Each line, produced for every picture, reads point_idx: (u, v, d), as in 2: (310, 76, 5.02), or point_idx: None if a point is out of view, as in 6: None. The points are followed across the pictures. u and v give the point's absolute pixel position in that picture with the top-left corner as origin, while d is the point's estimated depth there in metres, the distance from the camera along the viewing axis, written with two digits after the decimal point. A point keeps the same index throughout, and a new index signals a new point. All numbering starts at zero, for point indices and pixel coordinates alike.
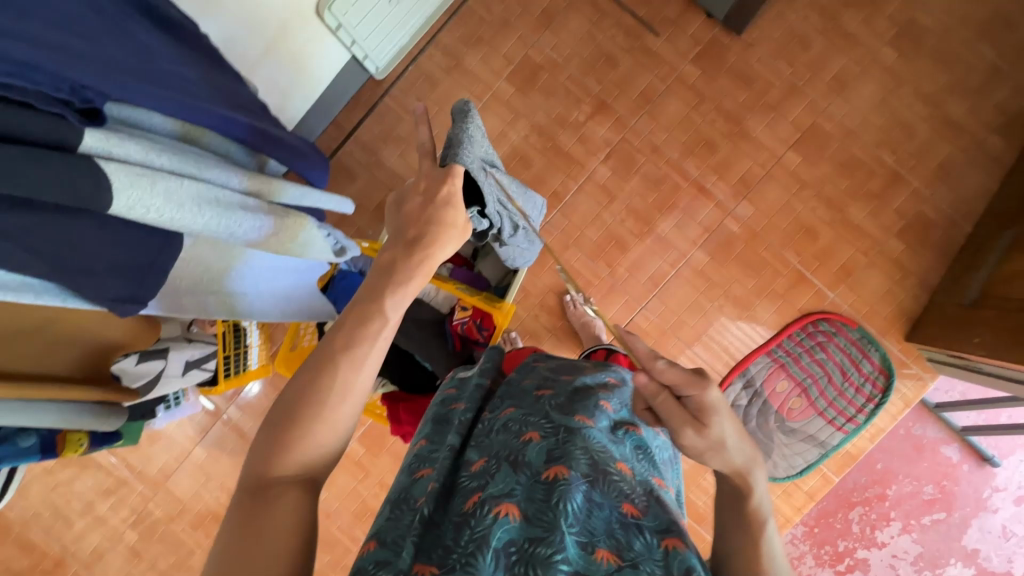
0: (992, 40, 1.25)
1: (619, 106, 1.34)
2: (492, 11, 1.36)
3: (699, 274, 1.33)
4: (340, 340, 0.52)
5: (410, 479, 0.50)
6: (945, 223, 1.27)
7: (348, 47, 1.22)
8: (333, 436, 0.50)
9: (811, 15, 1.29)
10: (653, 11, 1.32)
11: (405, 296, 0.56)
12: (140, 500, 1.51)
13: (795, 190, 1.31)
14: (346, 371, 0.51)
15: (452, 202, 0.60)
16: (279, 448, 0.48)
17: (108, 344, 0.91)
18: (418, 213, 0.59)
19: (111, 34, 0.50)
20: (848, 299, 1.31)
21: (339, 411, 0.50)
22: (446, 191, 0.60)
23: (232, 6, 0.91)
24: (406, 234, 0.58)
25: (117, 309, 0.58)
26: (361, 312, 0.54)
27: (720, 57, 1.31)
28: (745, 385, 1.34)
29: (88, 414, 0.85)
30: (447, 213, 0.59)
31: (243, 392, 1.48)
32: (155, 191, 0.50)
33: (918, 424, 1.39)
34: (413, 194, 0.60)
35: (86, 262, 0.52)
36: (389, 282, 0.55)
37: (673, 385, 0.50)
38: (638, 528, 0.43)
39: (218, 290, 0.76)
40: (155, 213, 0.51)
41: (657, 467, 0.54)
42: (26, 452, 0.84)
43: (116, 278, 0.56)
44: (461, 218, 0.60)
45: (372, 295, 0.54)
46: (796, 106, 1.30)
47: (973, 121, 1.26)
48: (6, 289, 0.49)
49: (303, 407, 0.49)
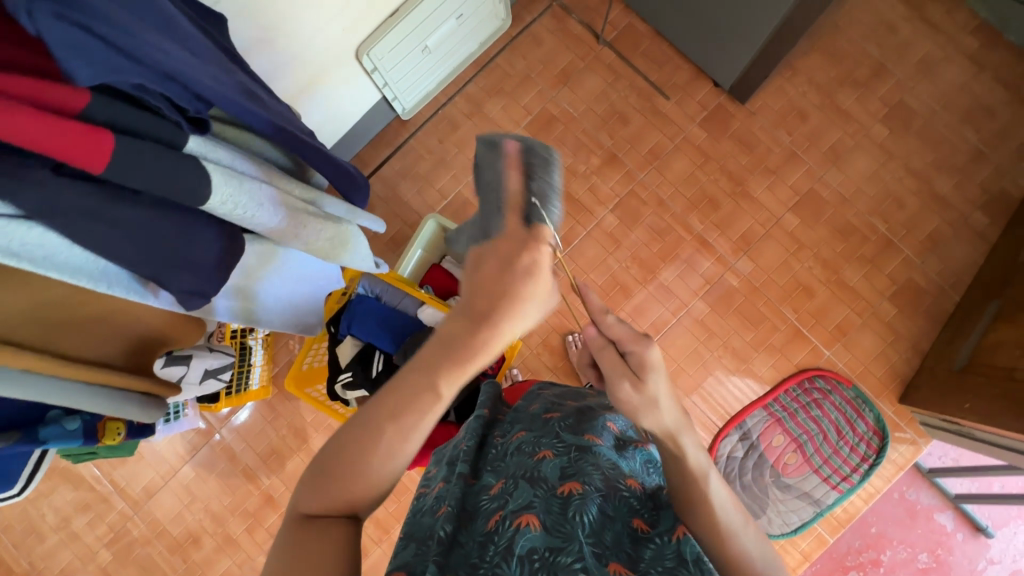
0: (975, 126, 1.35)
1: (629, 160, 1.42)
2: (516, 65, 1.46)
3: (699, 324, 1.37)
4: (390, 404, 0.51)
5: (427, 512, 0.51)
6: (934, 291, 1.33)
7: (380, 88, 1.30)
8: (376, 481, 0.52)
9: (810, 91, 1.40)
10: (664, 76, 1.43)
11: (465, 374, 0.52)
12: (119, 518, 1.46)
13: (793, 249, 1.37)
14: (392, 439, 0.51)
15: (535, 272, 0.53)
16: (326, 496, 0.50)
17: (161, 339, 0.89)
18: (495, 279, 0.53)
19: (210, 53, 0.60)
20: (843, 358, 1.34)
21: (382, 463, 0.51)
22: (528, 260, 0.53)
23: (282, 42, 0.99)
24: (472, 305, 0.52)
25: (185, 301, 0.65)
26: (416, 388, 0.51)
27: (725, 122, 1.41)
28: (741, 437, 1.35)
29: (131, 405, 0.80)
30: (525, 284, 0.52)
31: (235, 416, 1.47)
32: (240, 193, 0.60)
33: (912, 488, 1.39)
34: (493, 249, 0.54)
35: (165, 256, 0.59)
36: (447, 357, 0.52)
37: (616, 334, 0.53)
38: (648, 540, 0.46)
39: (242, 297, 0.83)
40: (240, 209, 0.61)
41: (666, 480, 0.56)
42: (70, 435, 0.83)
43: (190, 274, 0.62)
44: (543, 290, 0.54)
45: (431, 371, 0.51)
46: (794, 171, 1.39)
47: (959, 198, 1.35)
48: (85, 276, 0.56)
49: (346, 454, 0.51)
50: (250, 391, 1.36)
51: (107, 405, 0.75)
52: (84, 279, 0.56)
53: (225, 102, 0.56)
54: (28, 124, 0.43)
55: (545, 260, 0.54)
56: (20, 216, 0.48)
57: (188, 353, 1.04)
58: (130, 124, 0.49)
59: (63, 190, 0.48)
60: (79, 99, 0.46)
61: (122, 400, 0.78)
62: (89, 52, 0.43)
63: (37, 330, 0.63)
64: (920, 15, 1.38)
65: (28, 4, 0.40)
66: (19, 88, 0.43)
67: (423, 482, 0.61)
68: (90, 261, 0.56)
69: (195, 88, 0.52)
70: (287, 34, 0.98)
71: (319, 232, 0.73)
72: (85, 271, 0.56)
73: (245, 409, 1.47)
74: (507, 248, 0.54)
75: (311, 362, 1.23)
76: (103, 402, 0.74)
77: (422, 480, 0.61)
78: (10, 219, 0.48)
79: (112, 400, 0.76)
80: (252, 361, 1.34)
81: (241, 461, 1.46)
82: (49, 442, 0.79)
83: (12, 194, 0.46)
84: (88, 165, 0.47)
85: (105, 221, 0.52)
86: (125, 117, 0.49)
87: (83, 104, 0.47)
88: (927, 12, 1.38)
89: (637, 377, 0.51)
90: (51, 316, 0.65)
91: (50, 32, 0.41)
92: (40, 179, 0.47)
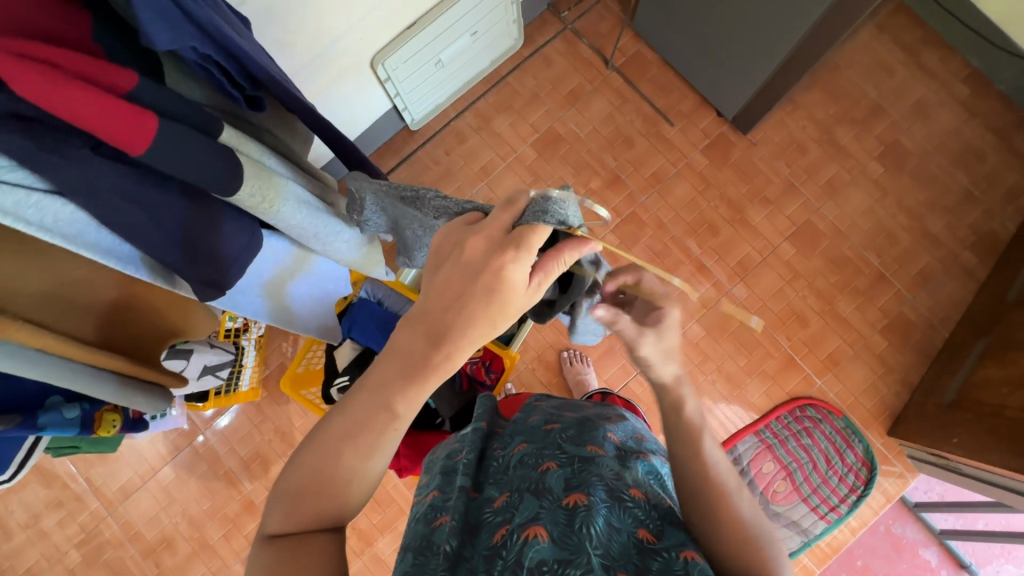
0: (966, 168, 1.40)
1: (631, 182, 1.45)
2: (525, 84, 1.49)
3: (694, 346, 1.38)
4: (341, 424, 0.49)
5: (427, 527, 0.50)
6: (924, 326, 1.36)
7: (392, 98, 1.32)
8: (356, 491, 0.50)
9: (810, 126, 1.44)
10: (669, 103, 1.47)
11: (423, 393, 0.50)
12: (91, 519, 1.42)
13: (788, 278, 1.40)
14: (354, 459, 0.49)
15: (499, 292, 0.49)
16: (297, 515, 0.48)
17: (172, 331, 0.88)
18: (450, 298, 0.49)
19: (245, 39, 0.62)
20: (834, 388, 1.36)
21: (354, 479, 0.50)
22: (489, 281, 0.48)
23: (301, 47, 1.00)
24: (429, 321, 0.50)
25: (202, 292, 0.65)
26: (373, 408, 0.49)
27: (727, 151, 1.44)
28: (732, 462, 1.35)
29: (139, 394, 0.77)
30: (486, 310, 0.49)
31: (218, 419, 1.44)
32: (265, 183, 0.60)
33: (898, 522, 1.40)
34: (449, 261, 0.50)
35: (187, 241, 0.59)
36: (403, 377, 0.49)
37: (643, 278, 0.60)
38: (656, 552, 0.44)
39: (277, 301, 0.84)
40: (266, 203, 0.61)
41: (669, 492, 0.55)
42: (68, 424, 0.81)
43: (210, 265, 0.63)
44: (514, 309, 0.50)
45: (384, 390, 0.49)
46: (792, 202, 1.42)
47: (950, 237, 1.38)
48: (115, 259, 0.57)
49: (317, 477, 0.49)
50: (239, 392, 1.34)
51: (114, 392, 0.72)
52: (114, 262, 0.57)
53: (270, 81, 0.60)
54: (82, 100, 0.44)
55: (518, 281, 0.49)
56: (53, 192, 0.50)
57: (189, 347, 1.03)
58: (172, 109, 0.51)
59: (102, 169, 0.49)
60: (126, 81, 0.47)
61: (129, 389, 0.74)
62: (170, 18, 0.46)
63: (51, 306, 0.63)
64: (916, 60, 1.44)
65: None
66: (74, 64, 0.44)
67: (419, 497, 0.58)
68: (118, 244, 0.57)
69: (246, 64, 0.56)
70: (306, 40, 0.99)
71: (340, 235, 0.75)
72: (115, 254, 0.57)
73: (228, 412, 1.44)
74: (465, 262, 0.50)
75: (308, 364, 1.22)
76: (112, 389, 0.71)
77: (418, 496, 0.58)
78: (44, 193, 0.49)
79: (119, 388, 0.73)
80: (244, 361, 1.31)
81: (223, 464, 1.42)
82: (49, 429, 0.77)
83: (52, 169, 0.47)
84: (130, 146, 0.48)
85: (138, 203, 0.53)
86: (168, 103, 0.51)
87: (133, 86, 0.48)
88: (922, 58, 1.44)
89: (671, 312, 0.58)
90: (65, 294, 0.65)
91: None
92: (81, 157, 0.48)
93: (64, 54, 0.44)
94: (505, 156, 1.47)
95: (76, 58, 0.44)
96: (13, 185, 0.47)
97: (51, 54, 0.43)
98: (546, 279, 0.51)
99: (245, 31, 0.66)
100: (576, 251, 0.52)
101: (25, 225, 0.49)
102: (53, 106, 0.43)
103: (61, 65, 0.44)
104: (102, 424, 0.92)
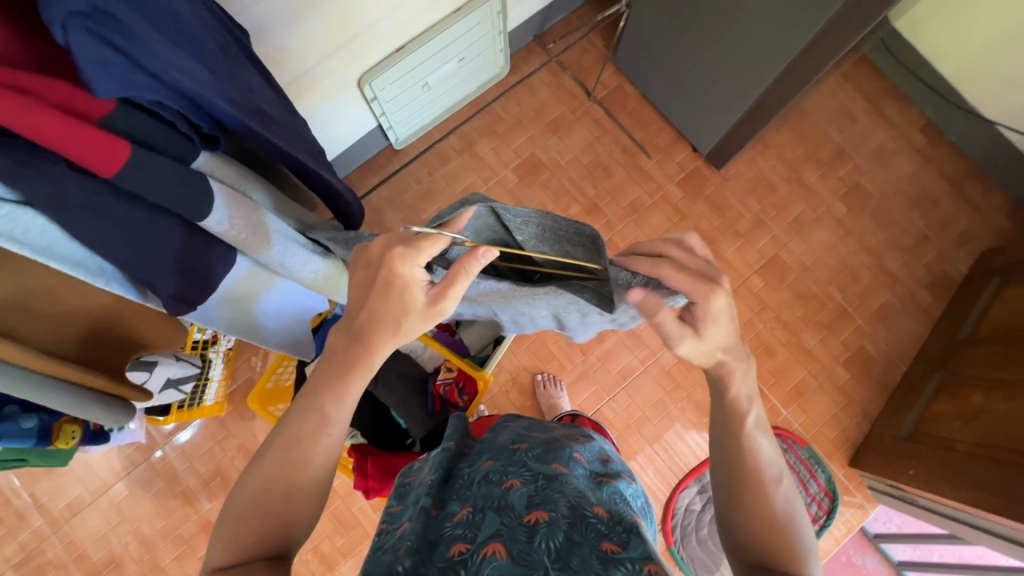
0: (921, 213, 1.48)
1: (609, 211, 1.48)
2: (509, 111, 1.53)
3: (665, 373, 1.40)
4: (289, 433, 0.51)
5: (384, 551, 0.49)
6: (883, 360, 1.42)
7: (377, 117, 1.33)
8: (308, 484, 0.51)
9: (778, 165, 1.51)
10: (648, 136, 1.52)
11: (351, 396, 0.53)
12: (32, 537, 1.34)
13: (757, 310, 1.44)
14: (292, 471, 0.50)
15: (396, 287, 0.52)
16: (240, 543, 0.47)
17: (130, 339, 0.86)
18: (360, 299, 0.53)
19: (229, 68, 0.62)
20: (799, 418, 1.40)
21: (298, 491, 0.50)
22: (386, 275, 0.51)
23: (289, 65, 1.01)
24: (351, 324, 0.54)
25: (173, 308, 0.64)
26: (303, 414, 0.52)
27: (701, 185, 1.50)
28: (699, 490, 1.35)
29: (101, 409, 0.75)
30: (389, 303, 0.52)
31: (178, 435, 1.39)
32: (239, 214, 0.61)
33: (859, 553, 1.42)
34: (358, 264, 0.54)
35: (162, 258, 0.59)
36: (326, 390, 0.52)
37: (666, 250, 0.57)
38: (621, 560, 0.43)
39: (241, 315, 0.81)
40: (236, 231, 0.62)
41: (633, 511, 0.55)
42: (25, 434, 0.84)
43: (181, 278, 0.62)
44: (416, 311, 0.53)
45: (316, 392, 0.52)
46: (761, 237, 1.47)
47: (907, 276, 1.45)
48: (85, 270, 0.56)
49: (262, 482, 0.50)
50: (202, 407, 1.30)
51: (76, 405, 0.70)
52: (84, 274, 0.56)
53: (230, 118, 0.56)
54: (56, 127, 0.44)
55: (412, 276, 0.52)
56: (23, 203, 0.49)
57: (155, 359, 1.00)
58: (146, 136, 0.51)
59: (76, 183, 0.49)
60: (103, 107, 0.47)
61: (91, 403, 0.72)
62: (112, 66, 0.43)
63: (13, 315, 0.62)
64: (877, 109, 1.53)
65: (63, 18, 0.40)
66: (52, 93, 0.45)
67: (381, 524, 0.57)
68: (90, 256, 0.56)
69: (202, 103, 0.53)
70: (294, 57, 1.00)
71: (306, 263, 0.71)
72: (85, 265, 0.56)
73: (190, 427, 1.39)
74: (366, 267, 0.53)
75: (277, 380, 1.20)
76: (73, 402, 0.69)
77: (380, 523, 0.58)
78: (16, 205, 0.49)
79: (81, 401, 0.70)
80: (210, 375, 1.28)
81: (181, 482, 1.37)
82: (6, 440, 0.80)
83: (26, 184, 0.47)
84: (101, 169, 0.48)
85: (110, 219, 0.53)
86: (143, 130, 0.50)
87: (108, 112, 0.48)
88: (883, 108, 1.53)
89: (715, 281, 0.54)
90: (29, 303, 0.63)
91: (79, 46, 0.41)
92: (57, 175, 0.48)
93: (37, 82, 0.44)
94: (487, 179, 1.49)
95: (49, 84, 0.45)
96: None
97: (27, 81, 0.44)
98: (448, 287, 0.52)
99: (236, 55, 0.67)
100: (466, 261, 0.51)
101: None
102: (26, 129, 0.43)
103: (36, 91, 0.44)
104: (60, 436, 0.94)
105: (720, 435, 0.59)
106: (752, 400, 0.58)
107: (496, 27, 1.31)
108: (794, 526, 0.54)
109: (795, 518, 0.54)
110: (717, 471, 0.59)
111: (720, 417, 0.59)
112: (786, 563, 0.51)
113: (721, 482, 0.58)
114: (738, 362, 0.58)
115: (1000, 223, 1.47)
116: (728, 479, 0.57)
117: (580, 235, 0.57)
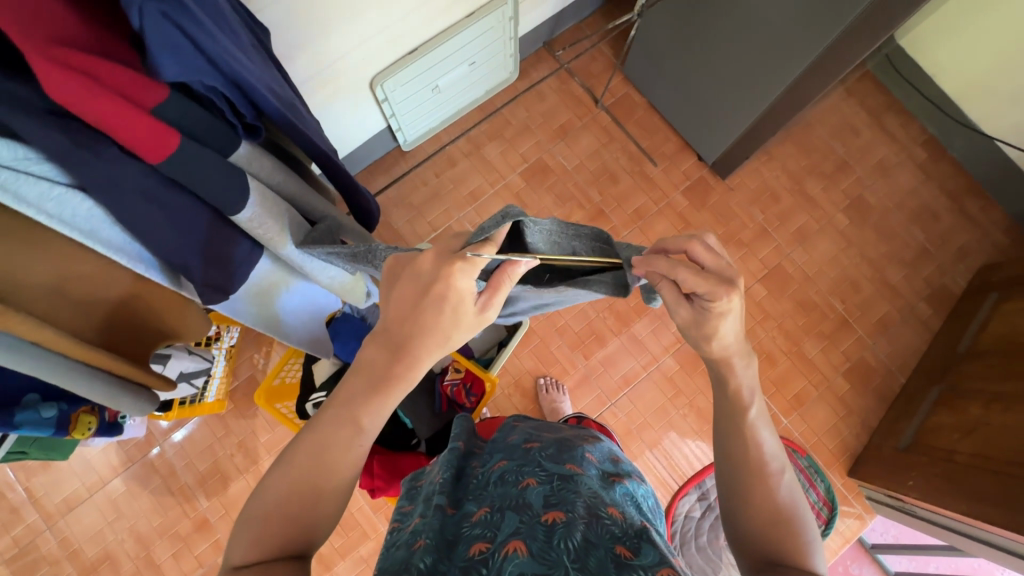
0: (922, 226, 1.50)
1: (614, 217, 1.49)
2: (517, 116, 1.54)
3: (667, 379, 1.41)
4: (321, 438, 0.51)
5: (400, 549, 0.49)
6: (883, 371, 1.43)
7: (387, 118, 1.34)
8: (336, 481, 0.51)
9: (783, 177, 1.53)
10: (654, 144, 1.54)
11: (386, 406, 0.54)
12: (26, 532, 1.32)
13: (759, 318, 1.45)
14: (326, 467, 0.51)
15: (450, 300, 0.53)
16: (269, 542, 0.47)
17: (167, 334, 0.85)
18: (404, 313, 0.54)
19: (259, 61, 0.63)
20: (799, 427, 1.40)
21: (328, 489, 0.51)
22: (441, 289, 0.52)
23: (305, 64, 1.02)
24: (393, 333, 0.54)
25: (206, 297, 0.66)
26: (336, 424, 0.52)
27: (706, 194, 1.51)
28: (699, 497, 1.34)
29: (127, 397, 0.74)
30: (436, 319, 0.53)
31: (177, 431, 1.38)
32: (267, 214, 0.63)
33: (856, 563, 1.43)
34: (403, 278, 0.54)
35: (197, 248, 0.60)
36: (368, 391, 0.53)
37: (691, 247, 0.56)
38: (633, 568, 0.42)
39: (265, 309, 0.83)
40: (262, 229, 0.64)
41: (646, 513, 0.55)
42: (44, 423, 0.82)
43: (213, 268, 0.64)
44: (464, 323, 0.55)
45: (351, 402, 0.53)
46: (764, 246, 1.49)
47: (907, 289, 1.47)
48: (126, 256, 0.58)
49: (299, 475, 0.50)
50: (204, 404, 1.29)
51: (87, 388, 0.67)
52: (124, 259, 0.59)
53: (273, 109, 0.59)
54: (118, 115, 0.46)
55: (466, 288, 0.53)
56: (74, 187, 0.52)
57: (167, 352, 1.00)
58: (192, 127, 0.53)
59: (127, 170, 0.51)
60: (157, 94, 0.49)
61: (104, 387, 0.70)
62: (176, 49, 0.45)
63: (48, 300, 0.62)
64: (879, 124, 1.56)
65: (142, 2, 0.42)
66: (114, 77, 0.45)
67: (393, 522, 0.57)
68: (129, 242, 0.58)
69: (250, 94, 0.55)
70: (308, 56, 1.01)
71: (326, 269, 0.75)
72: (125, 251, 0.58)
73: (190, 423, 1.38)
74: (416, 276, 0.53)
75: (283, 377, 1.20)
76: (85, 384, 0.66)
77: (392, 522, 0.58)
78: (66, 187, 0.51)
79: (93, 384, 0.68)
80: (213, 373, 1.27)
81: (178, 479, 1.36)
82: (23, 428, 0.78)
83: (78, 164, 0.48)
84: (147, 155, 0.50)
85: (156, 205, 0.54)
86: (190, 121, 0.52)
87: (160, 101, 0.49)
88: (886, 123, 1.56)
89: (731, 282, 0.55)
90: (65, 288, 0.63)
91: (152, 29, 0.43)
92: (109, 155, 0.50)
93: (98, 65, 0.44)
94: (493, 183, 1.50)
95: (112, 69, 0.45)
96: (38, 177, 0.49)
97: (90, 65, 0.44)
98: (494, 296, 0.55)
99: (260, 50, 0.68)
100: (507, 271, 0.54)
101: (46, 217, 0.51)
102: (90, 114, 0.45)
103: (98, 76, 0.45)
104: (77, 426, 0.92)
105: (728, 442, 0.58)
106: (755, 393, 0.59)
107: (507, 33, 1.32)
108: (798, 517, 0.54)
109: (796, 509, 0.55)
110: (722, 476, 0.59)
111: (724, 411, 0.59)
112: (793, 558, 0.52)
113: (725, 493, 0.58)
114: (737, 359, 0.58)
115: (997, 238, 1.49)
116: (733, 477, 0.57)
117: (586, 236, 0.59)
